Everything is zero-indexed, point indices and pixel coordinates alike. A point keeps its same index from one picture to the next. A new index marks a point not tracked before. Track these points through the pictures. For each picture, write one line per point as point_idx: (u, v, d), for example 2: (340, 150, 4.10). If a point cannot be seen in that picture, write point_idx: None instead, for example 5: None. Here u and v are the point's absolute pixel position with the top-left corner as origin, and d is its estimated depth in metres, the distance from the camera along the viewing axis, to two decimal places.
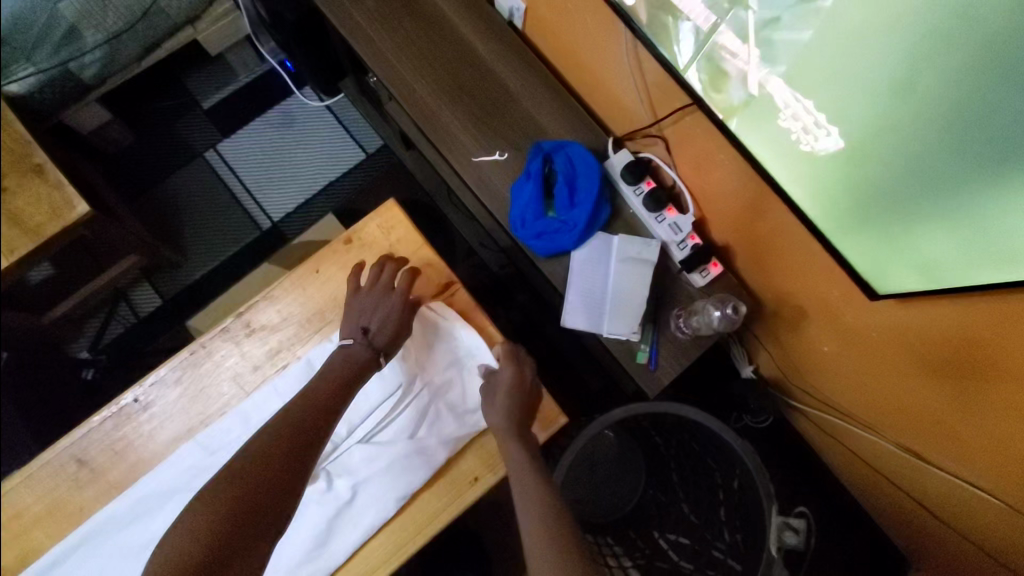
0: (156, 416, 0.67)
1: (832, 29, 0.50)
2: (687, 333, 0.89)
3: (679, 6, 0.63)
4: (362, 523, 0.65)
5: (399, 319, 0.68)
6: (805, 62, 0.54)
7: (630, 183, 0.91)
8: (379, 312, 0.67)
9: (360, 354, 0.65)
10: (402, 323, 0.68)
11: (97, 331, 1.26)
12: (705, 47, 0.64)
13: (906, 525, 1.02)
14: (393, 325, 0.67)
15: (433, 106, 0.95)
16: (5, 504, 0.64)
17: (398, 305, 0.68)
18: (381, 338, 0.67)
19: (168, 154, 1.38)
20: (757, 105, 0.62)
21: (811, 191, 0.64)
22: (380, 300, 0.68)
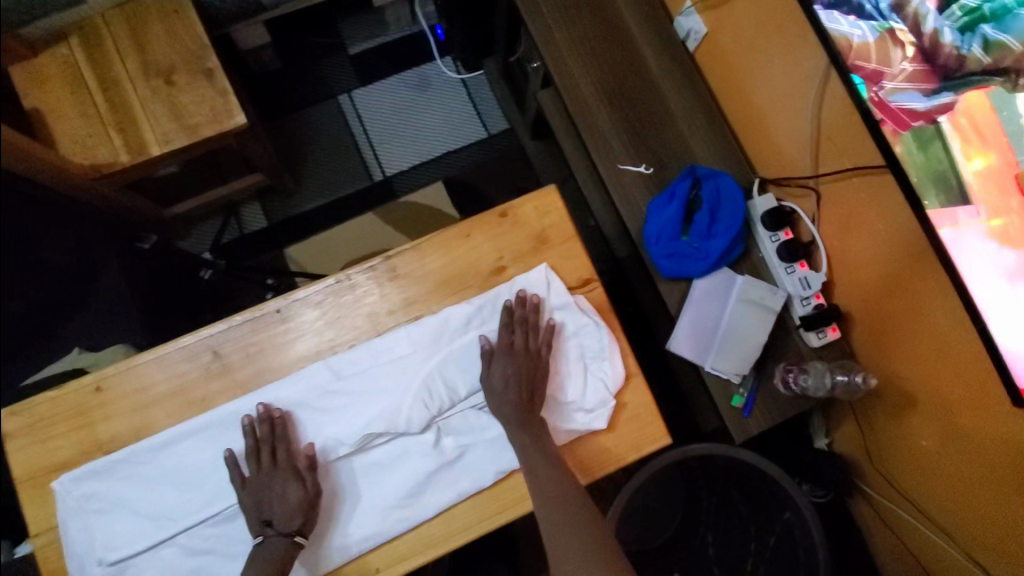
0: (291, 331, 0.69)
1: None
2: (793, 389, 0.87)
3: (905, 74, 0.66)
4: (457, 485, 0.66)
5: (304, 503, 0.62)
6: None
7: (769, 229, 0.91)
8: (280, 501, 0.62)
9: (276, 549, 0.60)
10: (303, 491, 0.63)
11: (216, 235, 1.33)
12: (923, 120, 0.65)
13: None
14: (293, 503, 0.62)
15: (594, 106, 0.96)
16: (137, 375, 0.67)
17: (290, 480, 0.63)
18: (286, 519, 0.61)
19: (306, 88, 1.43)
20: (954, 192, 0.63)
21: (985, 292, 0.63)
22: (279, 488, 0.63)
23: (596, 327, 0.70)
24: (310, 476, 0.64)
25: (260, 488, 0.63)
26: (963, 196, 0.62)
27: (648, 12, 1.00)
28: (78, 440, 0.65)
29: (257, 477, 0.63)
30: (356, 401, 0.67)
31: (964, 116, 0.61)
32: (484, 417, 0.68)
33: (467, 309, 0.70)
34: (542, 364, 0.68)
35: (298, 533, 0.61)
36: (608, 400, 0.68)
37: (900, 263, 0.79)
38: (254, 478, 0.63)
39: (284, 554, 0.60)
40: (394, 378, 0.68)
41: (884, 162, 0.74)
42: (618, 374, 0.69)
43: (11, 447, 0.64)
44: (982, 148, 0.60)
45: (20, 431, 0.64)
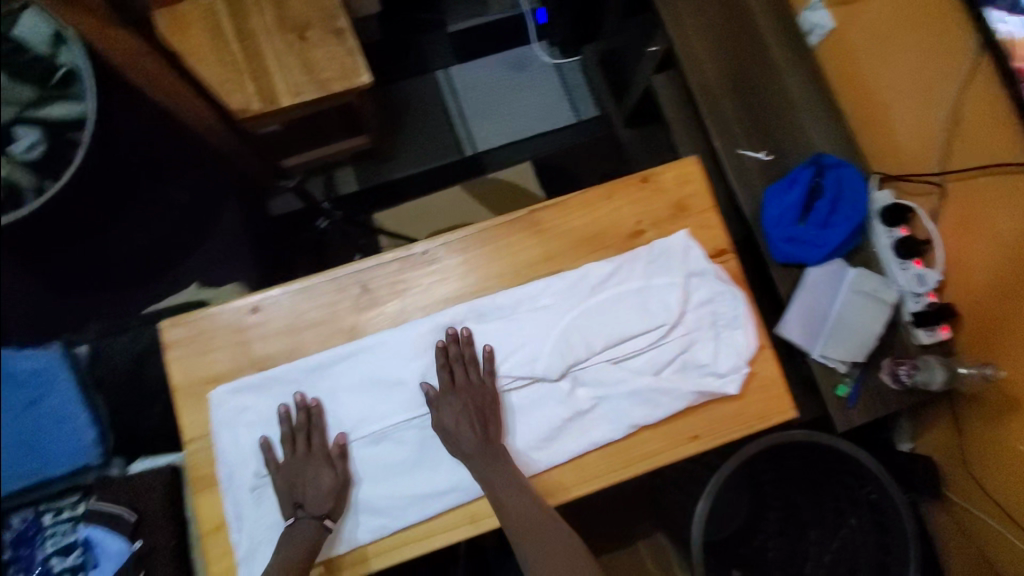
0: (436, 272, 0.72)
1: None
2: (904, 383, 0.87)
3: None
4: (589, 435, 0.67)
5: (333, 491, 0.63)
6: None
7: (885, 223, 0.91)
8: (311, 487, 0.63)
9: (306, 533, 0.61)
10: (334, 476, 0.64)
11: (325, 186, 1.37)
12: None
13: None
14: (326, 487, 0.63)
15: (716, 90, 0.97)
16: (291, 300, 0.70)
17: (322, 466, 0.64)
18: (317, 503, 0.63)
19: (406, 60, 1.47)
20: None
21: None
22: (311, 477, 0.63)
23: (733, 296, 0.71)
24: (340, 468, 0.65)
25: (293, 471, 0.64)
26: None
27: (775, 3, 1.02)
28: (234, 355, 0.68)
29: (291, 461, 0.64)
30: (498, 343, 0.69)
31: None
32: (618, 371, 0.69)
33: (608, 267, 0.71)
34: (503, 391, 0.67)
35: (327, 517, 0.63)
36: (741, 366, 0.70)
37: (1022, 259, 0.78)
38: (288, 463, 0.64)
39: (312, 539, 0.61)
40: (533, 325, 0.70)
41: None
42: (752, 343, 0.70)
43: (172, 355, 0.67)
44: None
45: (181, 341, 0.68)
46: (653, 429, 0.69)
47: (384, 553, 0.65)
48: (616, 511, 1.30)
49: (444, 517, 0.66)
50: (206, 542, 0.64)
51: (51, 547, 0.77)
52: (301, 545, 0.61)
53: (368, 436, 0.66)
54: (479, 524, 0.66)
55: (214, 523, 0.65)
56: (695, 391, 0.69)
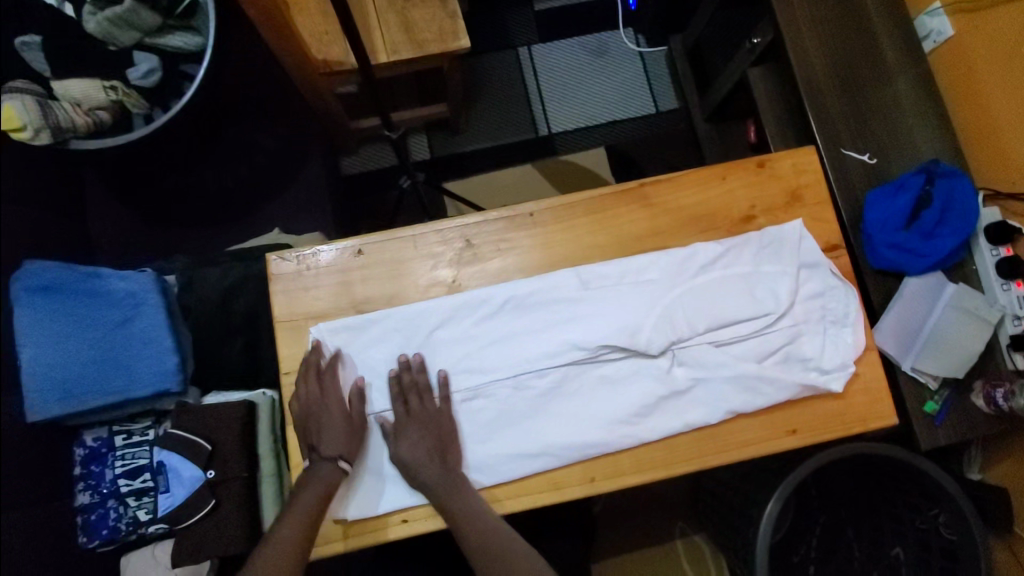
0: (540, 235, 0.71)
1: None
2: (1001, 407, 0.83)
3: None
4: (685, 416, 0.66)
5: (347, 438, 0.63)
6: None
7: (990, 241, 0.88)
8: (329, 431, 0.63)
9: (323, 474, 0.62)
10: (348, 419, 0.64)
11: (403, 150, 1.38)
12: None
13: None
14: (340, 429, 0.63)
15: (824, 87, 0.95)
16: (395, 247, 0.69)
17: (337, 407, 0.64)
18: (330, 444, 0.63)
19: (490, 34, 1.46)
20: None
21: None
22: (330, 420, 0.63)
23: (846, 292, 0.68)
24: (353, 406, 0.65)
25: (310, 413, 0.64)
26: None
27: (893, 3, 0.98)
28: (336, 295, 0.68)
29: (309, 402, 0.64)
30: (598, 312, 0.68)
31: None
32: (719, 355, 0.67)
33: (718, 248, 0.69)
34: (447, 420, 0.65)
35: (341, 458, 0.63)
36: (848, 365, 0.67)
37: None
38: (303, 404, 0.64)
39: (330, 480, 0.62)
40: (637, 298, 0.68)
41: None
42: (860, 342, 0.68)
43: (276, 288, 0.68)
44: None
45: (287, 275, 0.68)
46: (749, 418, 0.67)
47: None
48: (656, 505, 1.29)
49: (531, 480, 0.65)
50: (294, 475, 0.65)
51: (121, 467, 0.82)
52: (319, 488, 0.61)
53: (461, 391, 0.66)
54: (565, 492, 0.65)
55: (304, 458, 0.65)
56: (797, 384, 0.66)
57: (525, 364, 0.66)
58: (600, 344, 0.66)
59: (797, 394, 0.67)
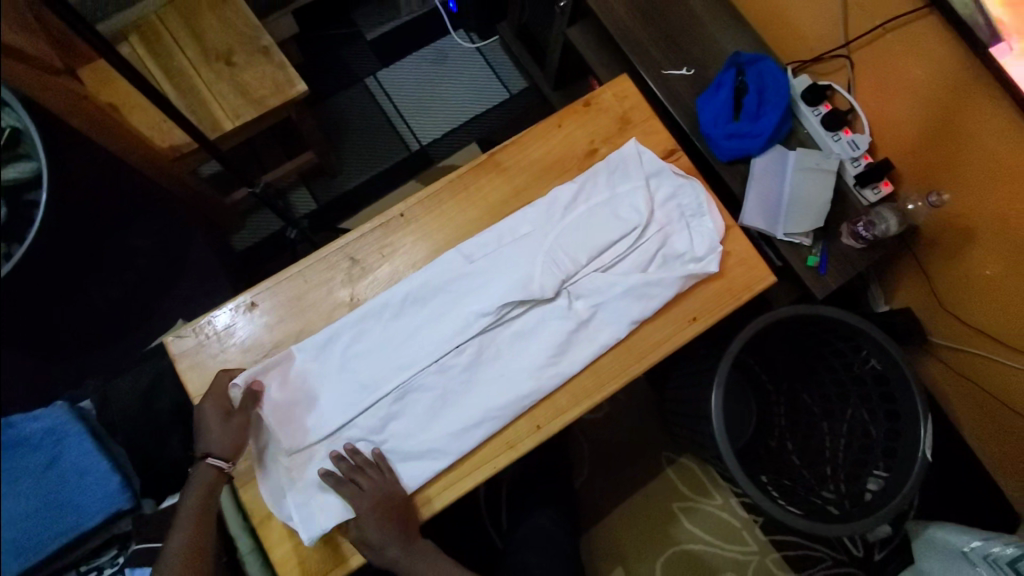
0: (419, 228, 0.75)
1: None
2: (867, 239, 0.93)
3: None
4: (598, 340, 0.71)
5: (236, 441, 0.65)
6: None
7: (810, 104, 0.99)
8: (215, 435, 0.65)
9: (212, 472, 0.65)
10: (224, 413, 0.65)
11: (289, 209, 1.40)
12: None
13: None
14: (217, 426, 0.65)
15: (629, 23, 1.04)
16: (286, 288, 0.72)
17: (212, 410, 0.65)
18: (207, 443, 0.65)
19: (333, 75, 1.50)
20: None
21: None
22: (216, 424, 0.65)
23: (691, 186, 0.76)
24: (243, 403, 0.66)
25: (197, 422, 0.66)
26: None
27: None
28: (246, 351, 0.71)
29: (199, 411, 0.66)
30: (489, 278, 0.73)
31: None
32: (607, 277, 0.74)
33: (575, 185, 0.76)
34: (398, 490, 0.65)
35: (216, 454, 0.65)
36: (715, 246, 0.74)
37: (943, 102, 0.87)
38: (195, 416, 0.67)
39: (219, 473, 0.65)
40: (521, 252, 0.73)
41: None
42: (719, 224, 0.75)
43: (183, 365, 0.71)
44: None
45: (193, 349, 0.71)
46: (652, 322, 0.74)
47: (439, 496, 0.67)
48: (638, 445, 1.35)
49: (487, 448, 0.68)
50: (261, 532, 0.66)
51: None
52: (196, 485, 0.64)
53: (393, 393, 0.69)
54: (518, 447, 0.68)
55: (264, 512, 0.67)
56: (680, 275, 0.73)
57: (442, 347, 0.71)
58: (500, 305, 0.71)
59: (684, 286, 0.73)
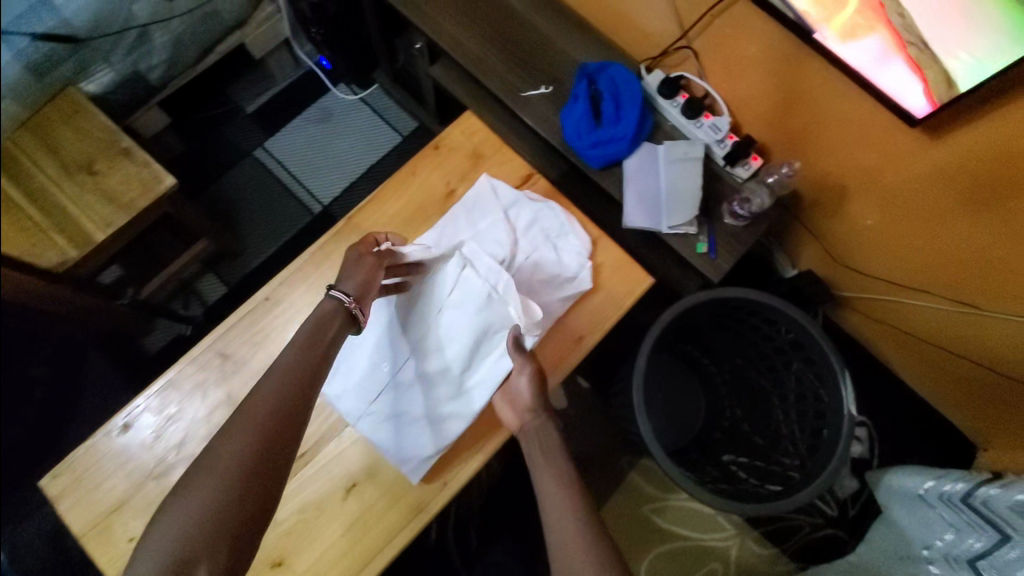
0: (288, 310, 0.73)
1: None
2: (745, 216, 0.95)
3: None
4: (487, 381, 0.71)
5: (369, 281, 0.69)
6: None
7: (667, 97, 1.01)
8: (352, 274, 0.69)
9: (335, 313, 0.67)
10: (377, 263, 0.71)
11: (198, 301, 1.36)
12: None
13: (959, 385, 1.12)
14: (360, 275, 0.69)
15: (480, 54, 1.05)
16: (160, 401, 0.70)
17: (367, 258, 0.71)
18: (350, 284, 0.69)
19: (219, 156, 1.48)
20: (861, 21, 0.70)
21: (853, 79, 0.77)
22: (355, 266, 0.70)
23: (550, 209, 0.77)
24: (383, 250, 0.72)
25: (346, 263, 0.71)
26: (856, 28, 0.71)
27: None
28: (128, 477, 0.68)
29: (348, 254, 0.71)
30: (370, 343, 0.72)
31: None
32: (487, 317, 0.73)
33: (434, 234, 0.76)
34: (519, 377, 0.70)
35: (354, 297, 0.68)
36: (585, 263, 0.75)
37: (782, 75, 0.90)
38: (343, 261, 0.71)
39: (339, 315, 0.67)
40: None
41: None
42: (585, 241, 0.76)
43: (63, 507, 0.67)
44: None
45: (70, 488, 0.67)
46: (543, 353, 0.73)
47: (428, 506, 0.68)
48: (597, 456, 1.34)
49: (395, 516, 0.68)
50: None
51: None
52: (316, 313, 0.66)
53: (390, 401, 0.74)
54: None
55: None
56: (557, 300, 0.74)
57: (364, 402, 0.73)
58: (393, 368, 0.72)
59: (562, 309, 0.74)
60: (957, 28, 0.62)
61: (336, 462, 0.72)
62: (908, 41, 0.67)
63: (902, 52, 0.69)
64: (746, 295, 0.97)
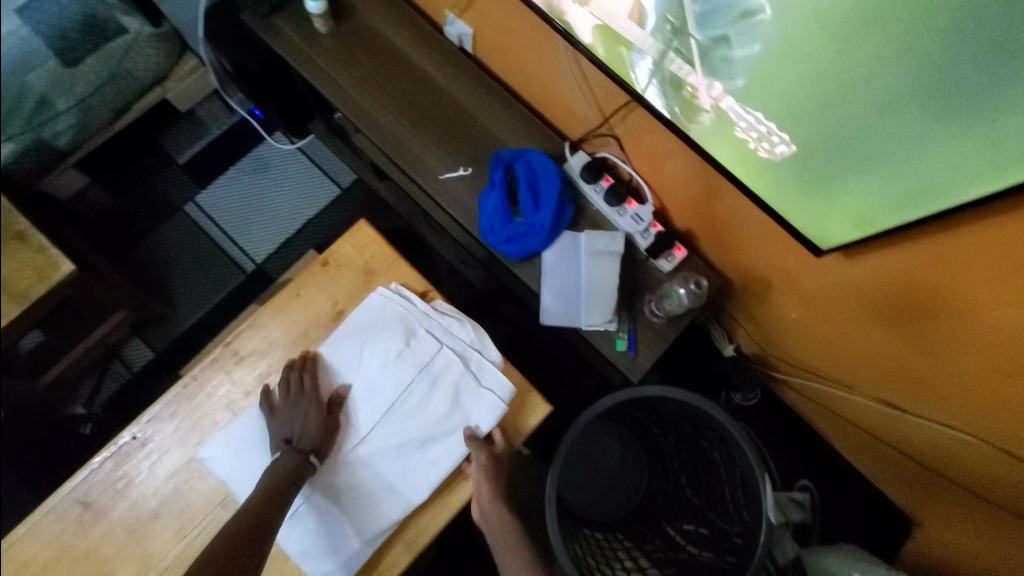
0: (154, 452, 0.69)
1: (782, 54, 0.53)
2: (661, 315, 0.92)
3: (686, 77, 0.63)
4: (434, 462, 0.70)
5: (315, 426, 0.69)
6: (768, 87, 0.57)
7: (590, 182, 0.96)
8: (298, 423, 0.68)
9: (292, 465, 0.66)
10: (321, 416, 0.69)
11: (120, 367, 1.32)
12: (701, 116, 0.66)
13: (891, 469, 1.09)
14: (314, 425, 0.69)
15: (396, 133, 1.00)
16: (11, 555, 0.65)
17: (314, 406, 0.69)
18: (305, 438, 0.68)
19: (149, 210, 1.42)
20: (772, 167, 0.65)
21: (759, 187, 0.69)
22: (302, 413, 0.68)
23: (459, 322, 0.75)
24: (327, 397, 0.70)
25: (287, 411, 0.69)
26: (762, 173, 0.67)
27: (417, 31, 1.04)
28: None
29: (284, 403, 0.69)
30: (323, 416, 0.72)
31: (681, 68, 0.63)
32: (441, 394, 0.72)
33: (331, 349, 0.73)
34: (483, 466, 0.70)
35: (312, 452, 0.68)
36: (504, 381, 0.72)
37: (699, 171, 0.86)
38: (283, 401, 0.69)
39: (295, 469, 0.66)
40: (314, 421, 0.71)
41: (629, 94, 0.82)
42: (498, 359, 0.74)
43: None
44: (708, 89, 0.62)
45: None
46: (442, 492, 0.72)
47: None
48: None
49: None
50: None
51: None
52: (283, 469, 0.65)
53: (342, 470, 0.71)
54: None
55: None
56: (485, 412, 0.71)
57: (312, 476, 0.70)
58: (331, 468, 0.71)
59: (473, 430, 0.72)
60: (857, 188, 0.60)
61: None
62: (819, 196, 0.64)
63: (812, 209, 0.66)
64: (667, 393, 0.94)
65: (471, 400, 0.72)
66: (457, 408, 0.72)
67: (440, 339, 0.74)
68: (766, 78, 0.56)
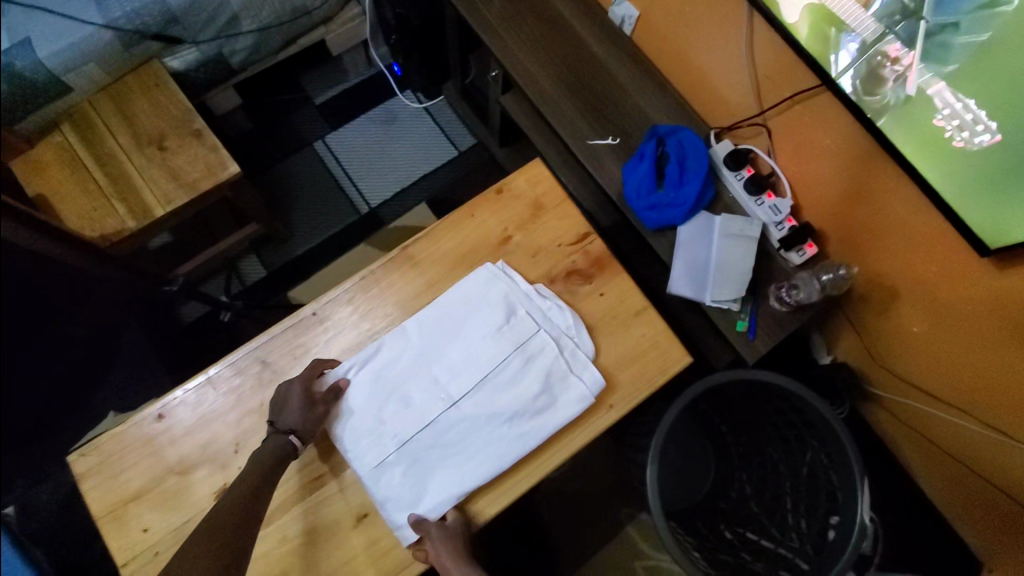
0: (331, 328, 0.77)
1: (1013, 27, 0.56)
2: (788, 303, 0.95)
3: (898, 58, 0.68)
4: (518, 438, 0.71)
5: (302, 413, 0.69)
6: (987, 63, 0.59)
7: (733, 169, 1.00)
8: (286, 409, 0.69)
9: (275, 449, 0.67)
10: (306, 406, 0.70)
11: (236, 279, 1.40)
12: (897, 102, 0.70)
13: (978, 511, 1.07)
14: (299, 410, 0.69)
15: (553, 95, 1.06)
16: (197, 396, 0.72)
17: (302, 394, 0.70)
18: (287, 420, 0.69)
19: (283, 141, 1.51)
20: (960, 158, 0.66)
21: (939, 179, 0.69)
22: (292, 403, 0.70)
23: (559, 308, 0.77)
24: (326, 392, 0.72)
25: (278, 401, 0.71)
26: (945, 164, 0.68)
27: (585, 7, 1.11)
28: (148, 468, 0.70)
29: (279, 393, 0.71)
30: (415, 379, 0.75)
31: (897, 50, 0.67)
32: (535, 374, 0.74)
33: (473, 280, 0.77)
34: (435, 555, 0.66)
35: (294, 433, 0.68)
36: (596, 376, 0.74)
37: (847, 172, 0.90)
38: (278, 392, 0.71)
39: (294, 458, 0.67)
40: (416, 376, 0.75)
41: (814, 79, 0.84)
42: (592, 352, 0.76)
43: (87, 485, 0.69)
44: (916, 75, 0.66)
45: (94, 469, 0.70)
46: (556, 437, 0.73)
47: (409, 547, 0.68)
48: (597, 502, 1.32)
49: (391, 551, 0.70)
50: None
51: None
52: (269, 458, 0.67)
53: (422, 435, 0.72)
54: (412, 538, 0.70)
55: None
56: (572, 399, 0.73)
57: (398, 434, 0.72)
58: (416, 429, 0.72)
59: (560, 412, 0.72)
60: None
61: (349, 490, 0.73)
62: (999, 189, 0.63)
63: (989, 205, 0.65)
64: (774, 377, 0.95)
65: (562, 385, 0.74)
66: (546, 391, 0.73)
67: (539, 322, 0.77)
68: (989, 52, 0.58)
